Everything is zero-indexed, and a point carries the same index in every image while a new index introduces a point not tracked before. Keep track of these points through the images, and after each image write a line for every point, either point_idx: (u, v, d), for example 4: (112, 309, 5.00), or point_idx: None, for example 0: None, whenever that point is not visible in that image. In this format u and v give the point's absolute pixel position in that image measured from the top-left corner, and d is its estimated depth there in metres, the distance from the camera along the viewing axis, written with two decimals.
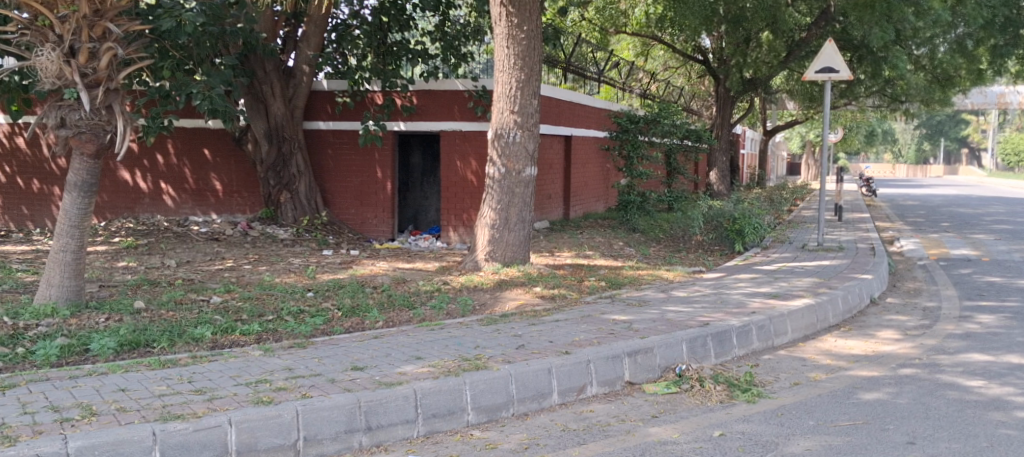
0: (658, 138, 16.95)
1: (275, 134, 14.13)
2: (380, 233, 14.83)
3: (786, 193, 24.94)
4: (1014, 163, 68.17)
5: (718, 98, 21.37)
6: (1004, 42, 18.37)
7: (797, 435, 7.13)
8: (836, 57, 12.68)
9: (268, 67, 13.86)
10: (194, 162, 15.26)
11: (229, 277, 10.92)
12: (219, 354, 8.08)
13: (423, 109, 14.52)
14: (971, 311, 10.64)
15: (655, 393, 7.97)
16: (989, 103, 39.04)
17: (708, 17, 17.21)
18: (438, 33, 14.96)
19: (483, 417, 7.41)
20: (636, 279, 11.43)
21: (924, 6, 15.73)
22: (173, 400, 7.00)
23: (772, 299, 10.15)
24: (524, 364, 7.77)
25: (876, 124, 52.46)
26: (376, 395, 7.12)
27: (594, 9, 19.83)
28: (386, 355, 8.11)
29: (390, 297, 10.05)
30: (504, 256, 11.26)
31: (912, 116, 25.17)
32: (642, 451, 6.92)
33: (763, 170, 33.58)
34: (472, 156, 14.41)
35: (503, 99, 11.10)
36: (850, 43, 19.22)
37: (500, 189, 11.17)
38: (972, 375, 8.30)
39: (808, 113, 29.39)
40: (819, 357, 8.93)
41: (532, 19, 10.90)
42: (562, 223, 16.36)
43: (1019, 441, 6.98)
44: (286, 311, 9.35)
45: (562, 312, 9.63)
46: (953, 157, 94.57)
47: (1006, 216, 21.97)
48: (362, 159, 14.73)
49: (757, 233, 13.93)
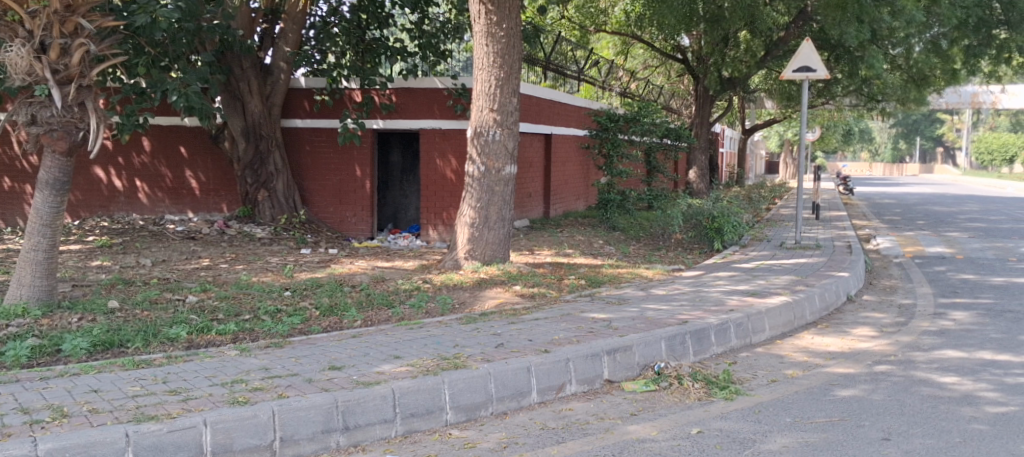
0: (637, 137, 17.03)
1: (253, 132, 14.01)
2: (359, 232, 14.76)
3: (764, 194, 25.07)
4: (987, 162, 68.74)
5: (697, 96, 21.36)
6: (977, 43, 18.57)
7: (775, 432, 7.15)
8: (813, 56, 12.71)
9: (245, 63, 13.75)
10: (170, 160, 15.15)
11: (206, 276, 10.83)
12: (194, 354, 8.01)
13: (402, 107, 14.47)
14: (945, 308, 10.72)
15: (634, 391, 7.98)
16: (963, 102, 39.29)
17: (687, 16, 17.27)
18: (416, 30, 14.90)
19: (462, 417, 7.38)
20: (616, 278, 11.42)
21: (898, 6, 15.84)
22: (147, 401, 6.93)
23: (750, 297, 10.18)
24: (503, 363, 7.75)
25: (852, 123, 52.81)
26: (354, 394, 7.09)
27: (573, 8, 20.24)
28: (364, 354, 8.06)
29: (369, 296, 10.02)
30: (483, 255, 11.24)
31: (888, 116, 25.31)
32: (621, 449, 6.93)
33: (742, 169, 33.74)
34: (451, 154, 14.37)
35: (482, 97, 11.06)
36: (827, 43, 19.40)
37: (479, 187, 11.15)
38: (946, 371, 8.36)
39: (786, 112, 29.54)
40: (797, 355, 8.95)
41: (510, 17, 10.88)
42: (542, 222, 16.33)
43: (993, 437, 7.02)
44: (264, 310, 9.28)
45: (542, 311, 9.60)
46: (928, 155, 95.40)
47: (979, 214, 22.13)
48: (341, 157, 14.67)
49: (736, 231, 14.02)
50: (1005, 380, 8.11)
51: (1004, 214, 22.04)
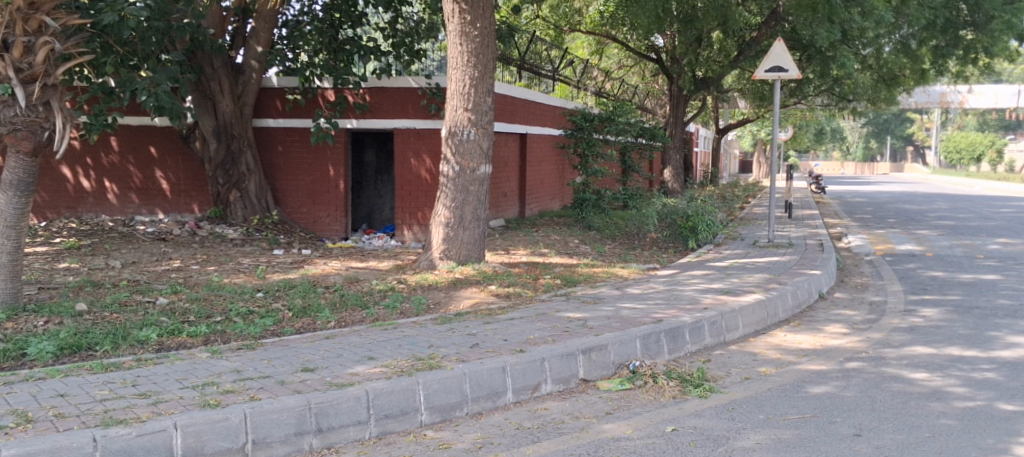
0: (612, 136, 17.08)
1: (223, 132, 13.87)
2: (333, 232, 14.67)
3: (739, 193, 25.18)
4: (955, 161, 69.51)
5: (672, 96, 21.42)
6: (945, 43, 18.75)
7: (748, 430, 7.17)
8: (785, 56, 12.77)
9: (216, 63, 13.61)
10: (140, 160, 14.98)
11: (176, 278, 10.70)
12: (164, 357, 7.91)
13: (376, 106, 14.40)
14: (915, 305, 10.81)
15: (609, 390, 7.97)
16: (931, 102, 39.66)
17: (660, 16, 17.25)
18: (390, 30, 14.77)
19: (437, 417, 7.34)
20: (591, 277, 11.40)
21: (868, 7, 15.89)
22: (116, 405, 6.84)
23: (724, 295, 10.20)
24: (478, 363, 7.71)
25: (825, 122, 53.19)
26: (327, 396, 7.03)
27: (548, 8, 20.26)
28: (338, 355, 7.99)
29: (342, 297, 9.93)
30: (458, 255, 11.20)
31: (859, 115, 25.51)
32: (595, 448, 6.91)
33: (716, 168, 33.85)
34: (426, 154, 14.30)
35: (456, 96, 11.02)
36: (799, 42, 19.50)
37: (454, 187, 11.10)
38: (916, 368, 8.41)
39: (759, 112, 29.73)
40: (770, 352, 8.98)
41: (484, 16, 10.85)
42: (517, 221, 16.30)
43: (961, 431, 7.07)
44: (235, 312, 9.18)
45: (517, 310, 9.57)
46: (899, 154, 96.30)
47: (948, 212, 22.35)
48: (314, 157, 14.57)
49: (709, 230, 14.11)
50: (973, 376, 8.18)
51: (973, 212, 22.28)
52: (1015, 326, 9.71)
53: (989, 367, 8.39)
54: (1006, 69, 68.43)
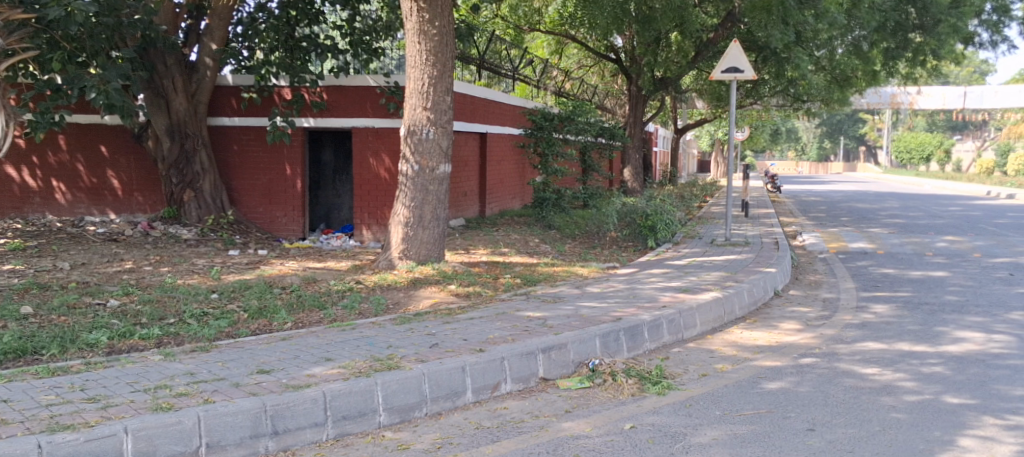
0: (572, 136, 17.15)
1: (177, 131, 13.63)
2: (290, 232, 14.50)
3: (696, 192, 25.40)
4: (905, 161, 70.72)
5: (630, 97, 21.51)
6: (894, 45, 19.05)
7: (705, 425, 7.19)
8: (741, 57, 12.86)
9: (169, 61, 13.39)
10: (90, 159, 14.70)
11: (128, 279, 10.51)
12: (115, 360, 7.74)
13: (333, 105, 14.27)
14: (868, 301, 10.94)
15: (569, 388, 7.96)
16: (883, 102, 40.22)
17: (618, 17, 17.32)
18: (348, 28, 14.72)
19: (395, 418, 7.26)
20: (551, 276, 11.39)
21: (821, 8, 16.11)
22: (62, 409, 6.69)
23: (682, 293, 10.24)
24: (437, 363, 7.64)
25: (780, 123, 53.77)
26: (283, 398, 6.93)
27: (507, 7, 20.11)
28: (294, 357, 7.88)
29: (299, 298, 9.80)
30: (418, 255, 11.12)
31: (813, 116, 25.83)
32: (555, 447, 6.88)
33: (674, 168, 34.07)
34: (385, 153, 14.17)
35: (414, 96, 10.94)
36: (755, 44, 19.67)
37: (413, 186, 11.02)
38: (868, 363, 8.50)
39: (716, 112, 30.01)
40: (726, 349, 9.02)
41: (442, 14, 10.77)
42: (478, 221, 16.26)
43: (909, 425, 7.15)
44: (189, 314, 9.02)
45: (477, 310, 9.52)
46: (853, 154, 97.64)
47: (900, 211, 22.70)
48: (271, 156, 14.40)
49: (668, 229, 14.15)
50: (923, 370, 8.28)
51: (921, 211, 22.69)
52: (962, 321, 9.87)
53: (937, 361, 8.51)
54: (954, 69, 69.82)
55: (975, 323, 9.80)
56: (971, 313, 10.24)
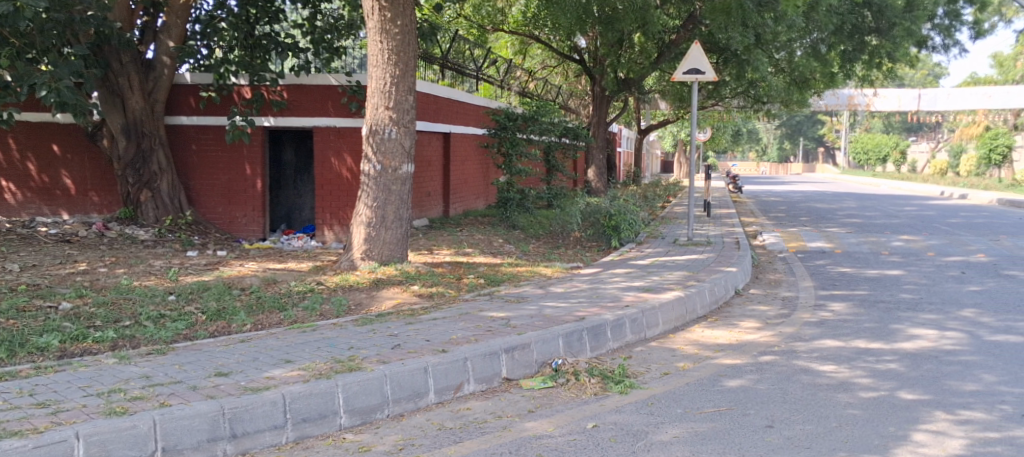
0: (536, 136, 17.11)
1: (133, 129, 13.39)
2: (250, 233, 14.32)
3: (659, 193, 25.50)
4: (861, 161, 71.62)
5: (594, 98, 21.50)
6: (851, 48, 19.26)
7: (666, 424, 7.18)
8: (702, 59, 12.91)
9: (124, 58, 13.13)
10: (42, 158, 14.43)
11: (82, 281, 10.31)
12: (67, 364, 7.57)
13: (294, 104, 14.12)
14: (826, 300, 11.03)
15: (532, 388, 7.92)
16: (842, 104, 40.65)
17: (581, 18, 17.40)
18: (309, 26, 14.64)
19: (357, 420, 7.18)
20: (514, 276, 11.35)
21: (779, 12, 16.25)
22: (10, 416, 6.53)
23: (645, 293, 10.25)
24: (399, 365, 7.56)
25: (741, 124, 54.15)
26: (242, 401, 6.81)
27: (471, 7, 20.13)
28: (253, 359, 7.76)
29: (259, 299, 9.66)
30: (381, 255, 11.03)
31: (773, 117, 26.04)
32: (517, 447, 6.84)
33: (638, 169, 34.15)
34: (347, 153, 14.04)
35: (376, 95, 10.84)
36: (716, 46, 19.77)
37: (376, 186, 10.92)
38: (825, 360, 8.56)
39: (679, 113, 30.16)
40: (688, 348, 9.03)
41: (404, 14, 10.70)
42: (442, 221, 16.18)
43: (865, 420, 7.20)
44: (145, 316, 8.86)
45: (440, 310, 9.46)
46: (813, 155, 98.75)
47: (857, 211, 22.95)
48: (230, 156, 14.22)
49: (632, 229, 14.20)
50: (879, 367, 8.35)
51: (877, 210, 22.99)
52: (916, 319, 9.97)
53: (892, 358, 8.58)
54: (909, 72, 70.99)
55: (929, 321, 9.91)
56: (925, 311, 10.35)
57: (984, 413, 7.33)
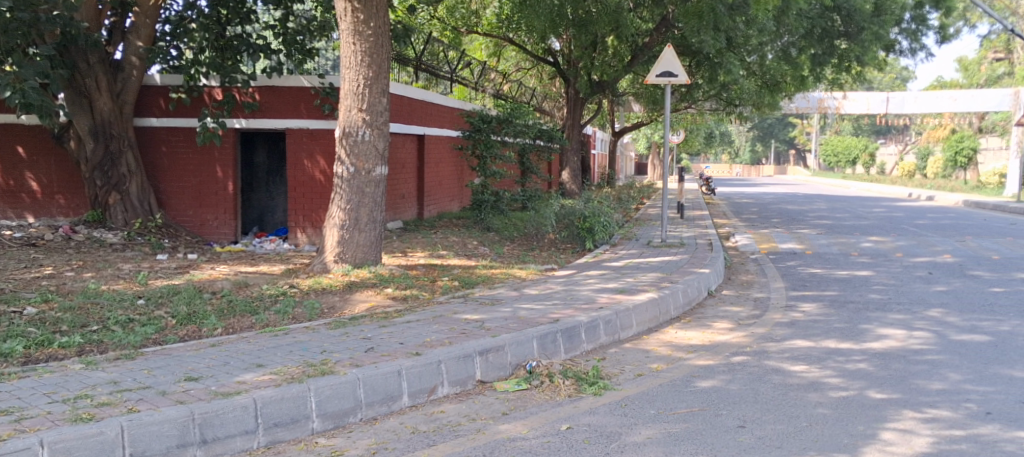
0: (510, 138, 17.06)
1: (101, 131, 13.22)
2: (222, 236, 14.18)
3: (633, 195, 25.57)
4: (831, 163, 72.30)
5: (568, 100, 21.53)
6: (821, 51, 19.42)
7: (640, 425, 7.17)
8: (674, 61, 12.93)
9: (91, 59, 12.98)
10: (7, 161, 14.23)
11: (48, 286, 10.15)
12: (32, 370, 7.44)
13: (266, 106, 14.01)
14: (797, 300, 11.08)
15: (506, 391, 7.88)
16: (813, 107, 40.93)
17: (554, 20, 17.38)
18: (280, 27, 14.48)
19: (329, 424, 7.11)
20: (488, 278, 11.31)
21: (750, 15, 16.34)
22: None
23: (618, 294, 10.24)
24: (372, 368, 7.49)
25: (713, 127, 54.50)
26: (212, 406, 6.73)
27: (443, 9, 20.03)
28: (223, 364, 7.67)
29: (230, 303, 9.56)
30: (354, 258, 10.95)
31: (744, 119, 26.20)
32: (490, 450, 6.81)
33: (611, 171, 34.25)
34: (320, 155, 13.94)
35: (350, 97, 10.76)
36: (688, 49, 19.84)
37: (349, 188, 10.84)
38: (797, 360, 8.58)
39: (652, 116, 30.29)
40: (661, 349, 9.03)
41: (377, 15, 10.64)
42: (416, 223, 16.11)
43: (835, 420, 7.22)
44: (114, 320, 8.74)
45: (414, 313, 9.41)
46: (784, 157, 99.54)
47: (827, 212, 23.12)
48: (201, 158, 14.08)
49: (606, 230, 14.26)
50: (849, 367, 8.38)
51: (847, 212, 23.17)
52: (885, 319, 10.04)
53: (862, 358, 8.62)
54: (878, 76, 71.77)
55: (898, 320, 9.98)
56: (894, 311, 10.42)
57: (950, 411, 7.38)
